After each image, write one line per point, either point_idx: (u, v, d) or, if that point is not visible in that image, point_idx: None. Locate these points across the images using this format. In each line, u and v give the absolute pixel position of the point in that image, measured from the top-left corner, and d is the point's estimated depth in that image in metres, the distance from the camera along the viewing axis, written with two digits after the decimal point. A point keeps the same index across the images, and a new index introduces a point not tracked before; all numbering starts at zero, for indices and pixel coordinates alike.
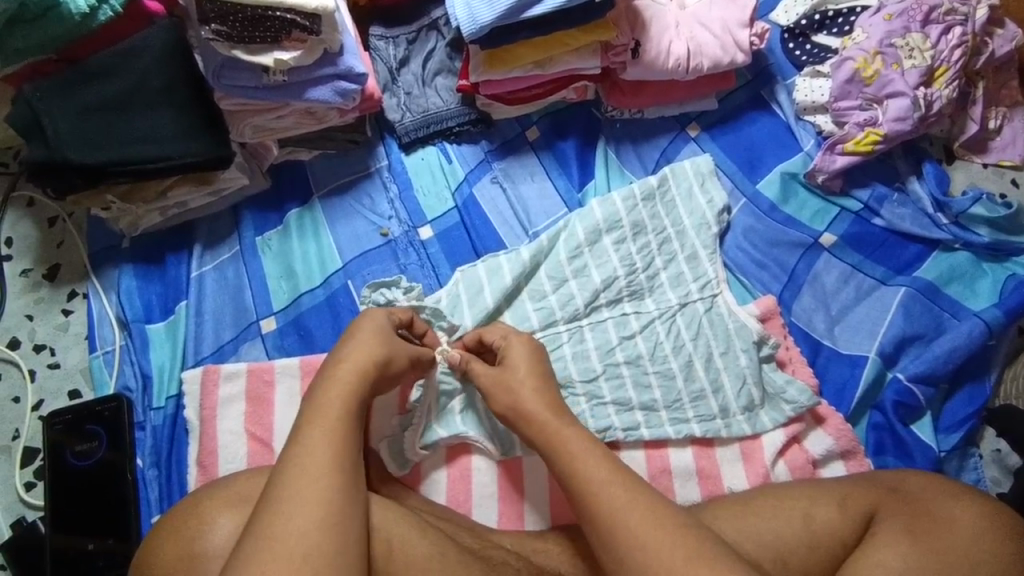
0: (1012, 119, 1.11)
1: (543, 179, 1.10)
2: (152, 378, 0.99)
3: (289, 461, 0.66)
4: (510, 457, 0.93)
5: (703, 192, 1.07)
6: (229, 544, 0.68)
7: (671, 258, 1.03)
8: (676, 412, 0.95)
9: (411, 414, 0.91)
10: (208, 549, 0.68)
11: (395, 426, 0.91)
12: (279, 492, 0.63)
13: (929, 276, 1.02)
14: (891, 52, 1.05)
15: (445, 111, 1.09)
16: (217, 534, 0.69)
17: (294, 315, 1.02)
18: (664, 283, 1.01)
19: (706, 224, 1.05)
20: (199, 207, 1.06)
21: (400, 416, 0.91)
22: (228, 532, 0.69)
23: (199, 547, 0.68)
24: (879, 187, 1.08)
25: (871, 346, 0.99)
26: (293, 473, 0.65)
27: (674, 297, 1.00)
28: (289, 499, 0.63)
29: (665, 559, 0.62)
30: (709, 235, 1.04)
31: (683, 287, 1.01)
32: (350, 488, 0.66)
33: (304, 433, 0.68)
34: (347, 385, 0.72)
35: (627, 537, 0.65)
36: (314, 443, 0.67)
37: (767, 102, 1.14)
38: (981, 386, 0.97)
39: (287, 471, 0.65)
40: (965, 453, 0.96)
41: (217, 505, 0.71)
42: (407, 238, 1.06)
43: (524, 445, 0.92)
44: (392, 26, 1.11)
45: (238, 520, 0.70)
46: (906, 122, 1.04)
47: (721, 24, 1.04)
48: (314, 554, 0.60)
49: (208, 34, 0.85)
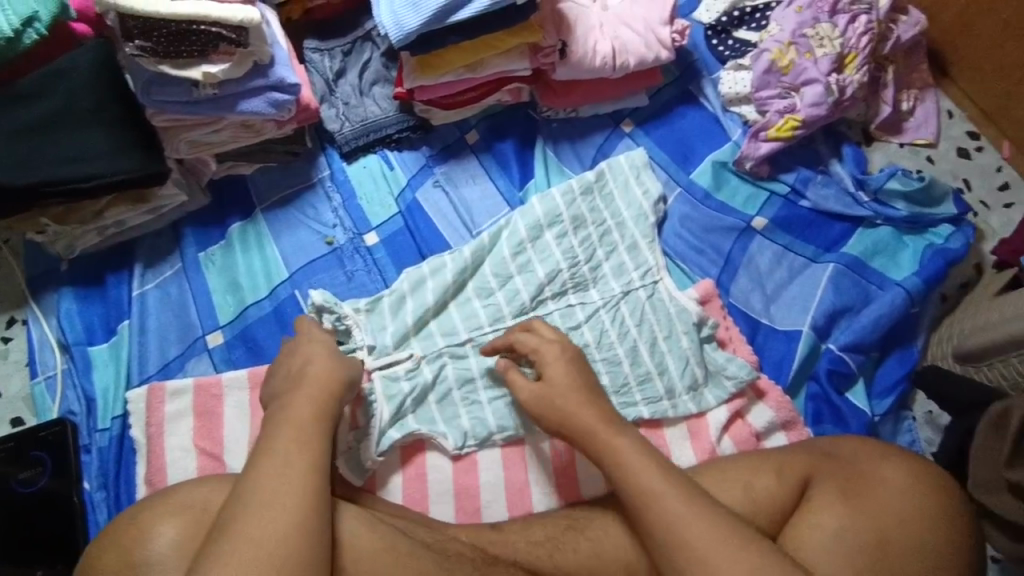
0: (923, 100, 1.18)
1: (484, 181, 1.13)
2: (96, 401, 0.98)
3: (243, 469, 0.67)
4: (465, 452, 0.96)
5: (639, 184, 1.10)
6: (171, 552, 0.68)
7: (612, 248, 1.06)
8: (626, 396, 0.97)
9: (365, 427, 0.92)
10: (150, 557, 0.67)
11: (351, 440, 0.91)
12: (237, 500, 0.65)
13: (855, 251, 1.07)
14: (803, 42, 1.09)
15: (384, 119, 1.11)
16: (159, 543, 0.68)
17: (241, 328, 1.03)
18: (607, 273, 1.04)
19: (644, 215, 1.08)
20: (138, 224, 1.05)
21: (354, 431, 0.92)
22: (170, 541, 0.68)
23: (141, 556, 0.68)
24: (803, 170, 1.13)
25: (805, 321, 1.03)
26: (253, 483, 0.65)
27: (617, 286, 1.03)
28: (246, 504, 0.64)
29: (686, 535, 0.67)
30: (648, 225, 1.07)
31: (625, 275, 1.04)
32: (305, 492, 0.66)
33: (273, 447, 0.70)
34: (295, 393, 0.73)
35: (669, 513, 0.69)
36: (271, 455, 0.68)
37: (695, 96, 1.19)
38: (909, 351, 1.03)
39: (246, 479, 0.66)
40: (898, 417, 1.01)
41: (158, 513, 0.70)
42: (353, 244, 1.08)
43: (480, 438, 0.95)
44: (326, 38, 1.13)
45: (179, 528, 0.69)
46: (821, 107, 1.08)
47: (643, 23, 1.07)
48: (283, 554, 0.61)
49: (133, 51, 0.84)
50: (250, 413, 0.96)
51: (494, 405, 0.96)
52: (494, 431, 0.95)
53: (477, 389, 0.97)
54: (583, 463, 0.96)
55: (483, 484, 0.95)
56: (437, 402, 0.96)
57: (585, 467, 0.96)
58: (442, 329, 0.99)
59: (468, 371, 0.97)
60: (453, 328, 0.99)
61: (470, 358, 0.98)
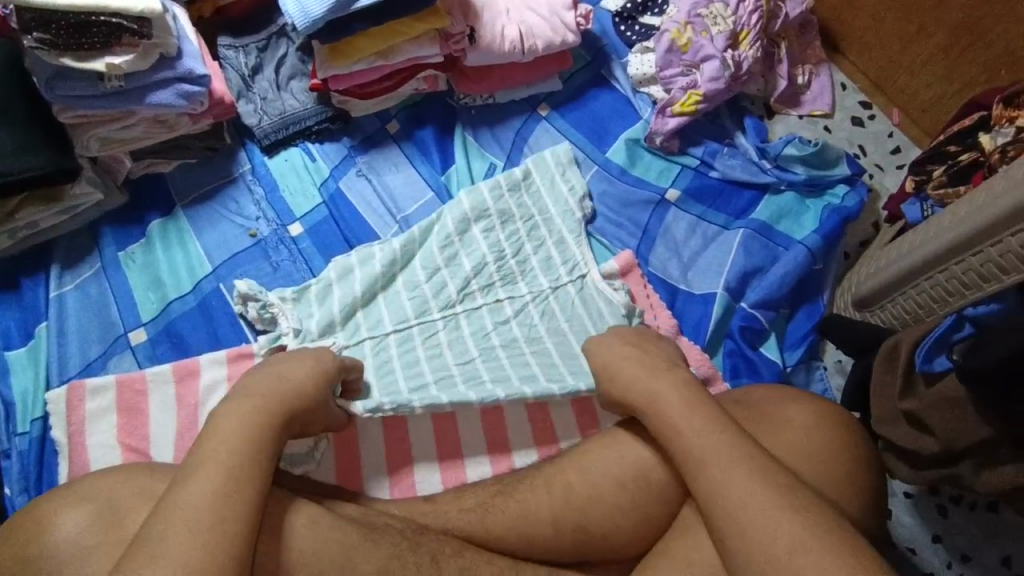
0: (818, 75, 1.26)
1: (406, 168, 1.15)
2: (15, 405, 0.96)
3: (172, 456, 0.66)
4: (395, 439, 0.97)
5: (565, 180, 1.12)
6: (79, 538, 0.68)
7: (539, 243, 1.07)
8: (557, 388, 0.95)
9: None
10: (55, 548, 0.67)
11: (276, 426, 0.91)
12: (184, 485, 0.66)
13: (762, 216, 1.14)
14: (699, 21, 1.15)
15: (302, 111, 1.13)
16: (65, 529, 0.68)
17: (165, 323, 1.02)
18: (536, 267, 1.05)
19: (571, 212, 1.10)
20: (50, 226, 1.02)
21: None
22: (79, 527, 0.68)
23: (38, 547, 0.67)
24: (711, 143, 1.19)
25: (719, 283, 1.08)
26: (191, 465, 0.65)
27: (547, 281, 1.04)
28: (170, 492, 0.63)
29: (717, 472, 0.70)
30: (574, 221, 1.09)
31: (554, 271, 1.05)
32: (212, 458, 0.66)
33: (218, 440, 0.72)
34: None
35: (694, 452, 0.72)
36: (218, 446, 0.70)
37: (607, 79, 1.24)
38: (816, 306, 1.09)
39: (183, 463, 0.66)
40: (810, 367, 1.07)
41: (64, 502, 0.70)
42: (276, 236, 1.08)
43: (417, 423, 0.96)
44: (240, 36, 1.14)
45: (86, 516, 0.69)
46: (720, 81, 1.13)
47: (547, 8, 1.11)
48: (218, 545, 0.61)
49: (31, 43, 0.84)
50: (177, 406, 0.96)
51: (420, 404, 0.93)
52: (416, 425, 0.89)
53: (398, 381, 0.93)
54: (515, 436, 0.99)
55: (416, 462, 0.97)
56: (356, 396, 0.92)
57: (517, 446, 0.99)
58: (368, 320, 0.99)
59: (390, 362, 0.95)
60: (378, 320, 0.99)
61: (393, 348, 0.97)
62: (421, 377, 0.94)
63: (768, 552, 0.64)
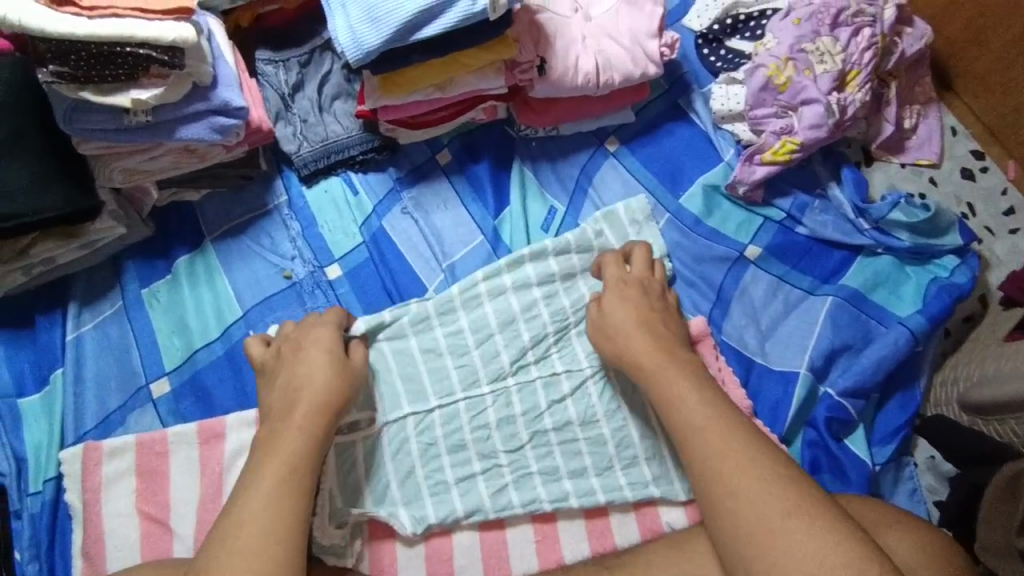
0: (926, 116, 1.11)
1: (457, 207, 1.03)
2: (28, 460, 0.89)
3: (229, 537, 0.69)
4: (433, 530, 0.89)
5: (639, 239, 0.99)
6: None
7: None
8: (607, 479, 0.90)
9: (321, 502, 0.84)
10: None
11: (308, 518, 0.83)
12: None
13: (854, 283, 1.01)
14: (802, 58, 1.01)
15: (346, 139, 1.00)
16: None
17: (189, 374, 0.93)
18: None
19: None
20: (67, 262, 0.93)
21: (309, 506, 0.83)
22: None
23: None
24: (801, 195, 1.05)
25: (802, 361, 0.97)
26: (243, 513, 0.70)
27: None
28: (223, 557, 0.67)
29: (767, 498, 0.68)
30: None
31: None
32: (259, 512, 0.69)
33: (243, 550, 0.67)
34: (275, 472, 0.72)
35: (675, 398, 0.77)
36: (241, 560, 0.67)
37: (684, 111, 1.10)
38: (912, 394, 0.97)
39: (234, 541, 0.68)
40: (900, 463, 0.96)
41: None
42: (313, 279, 0.98)
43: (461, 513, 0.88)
44: (280, 48, 1.01)
45: None
46: (821, 129, 0.99)
47: (629, 36, 0.97)
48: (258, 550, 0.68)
49: (46, 77, 0.74)
50: (200, 471, 0.87)
51: (465, 485, 0.90)
52: (461, 514, 0.88)
53: (444, 465, 0.90)
54: (567, 537, 0.90)
55: (457, 547, 0.89)
56: (400, 481, 0.89)
57: (571, 555, 0.90)
58: (413, 392, 0.92)
59: (436, 444, 0.90)
60: (423, 389, 0.92)
61: (439, 424, 0.91)
62: (468, 464, 0.90)
63: (757, 513, 0.67)
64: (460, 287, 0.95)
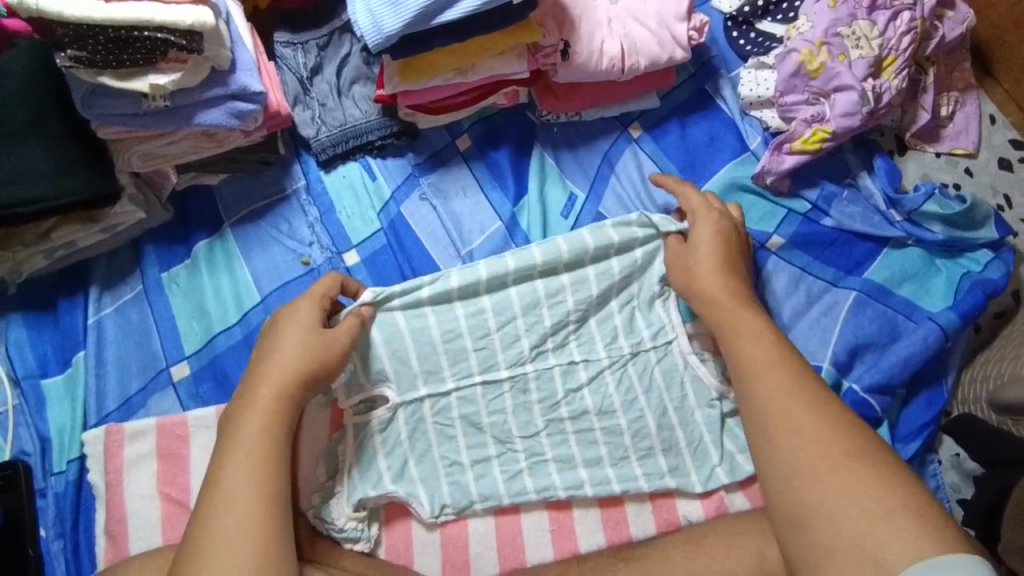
0: (964, 104, 1.07)
1: (476, 193, 1.01)
2: (52, 441, 0.90)
3: (200, 539, 0.67)
4: (442, 519, 0.87)
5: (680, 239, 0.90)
6: None
7: (627, 300, 0.91)
8: (622, 469, 0.88)
9: (333, 485, 0.85)
10: None
11: (316, 501, 0.84)
12: (208, 573, 0.65)
13: (880, 277, 0.98)
14: (837, 42, 0.97)
15: (365, 123, 0.99)
16: None
17: (208, 358, 0.94)
18: (617, 327, 0.91)
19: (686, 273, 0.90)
20: (89, 245, 0.94)
21: (321, 491, 0.85)
22: None
23: None
24: (828, 185, 1.02)
25: (824, 356, 0.94)
26: (226, 503, 0.68)
27: (626, 344, 0.90)
28: (211, 550, 0.66)
29: (798, 454, 0.68)
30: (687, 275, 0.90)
31: (635, 333, 0.91)
32: (242, 511, 0.68)
33: (221, 543, 0.66)
34: (263, 457, 0.71)
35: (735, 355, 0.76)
36: (237, 535, 0.67)
37: (711, 97, 1.07)
38: (939, 391, 0.95)
39: (211, 540, 0.67)
40: (923, 460, 0.94)
41: None
42: (331, 265, 0.98)
43: (474, 499, 0.87)
44: (299, 30, 1.00)
45: None
46: (855, 117, 0.96)
47: (656, 19, 0.94)
48: (238, 539, 0.67)
49: (65, 62, 0.73)
50: None
51: (479, 472, 0.88)
52: (475, 499, 0.87)
53: (459, 447, 0.88)
54: (583, 526, 0.89)
55: (472, 534, 0.88)
56: (416, 460, 0.88)
57: (586, 545, 0.88)
58: (428, 374, 0.88)
59: (452, 425, 0.88)
60: (438, 371, 0.88)
61: (455, 410, 0.89)
62: (484, 447, 0.88)
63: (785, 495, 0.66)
64: (489, 271, 0.86)
